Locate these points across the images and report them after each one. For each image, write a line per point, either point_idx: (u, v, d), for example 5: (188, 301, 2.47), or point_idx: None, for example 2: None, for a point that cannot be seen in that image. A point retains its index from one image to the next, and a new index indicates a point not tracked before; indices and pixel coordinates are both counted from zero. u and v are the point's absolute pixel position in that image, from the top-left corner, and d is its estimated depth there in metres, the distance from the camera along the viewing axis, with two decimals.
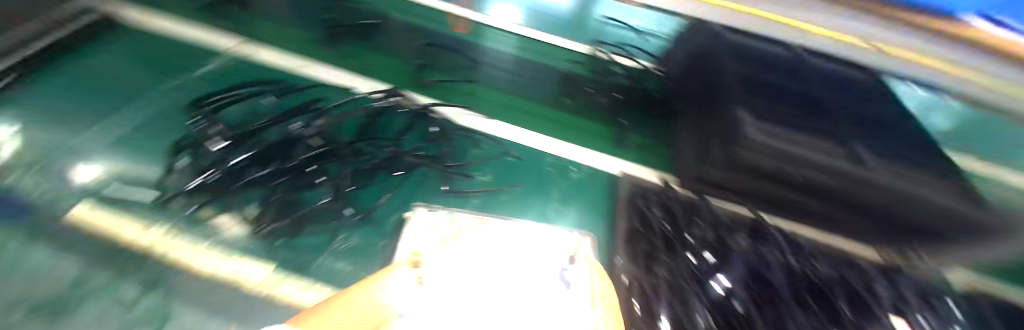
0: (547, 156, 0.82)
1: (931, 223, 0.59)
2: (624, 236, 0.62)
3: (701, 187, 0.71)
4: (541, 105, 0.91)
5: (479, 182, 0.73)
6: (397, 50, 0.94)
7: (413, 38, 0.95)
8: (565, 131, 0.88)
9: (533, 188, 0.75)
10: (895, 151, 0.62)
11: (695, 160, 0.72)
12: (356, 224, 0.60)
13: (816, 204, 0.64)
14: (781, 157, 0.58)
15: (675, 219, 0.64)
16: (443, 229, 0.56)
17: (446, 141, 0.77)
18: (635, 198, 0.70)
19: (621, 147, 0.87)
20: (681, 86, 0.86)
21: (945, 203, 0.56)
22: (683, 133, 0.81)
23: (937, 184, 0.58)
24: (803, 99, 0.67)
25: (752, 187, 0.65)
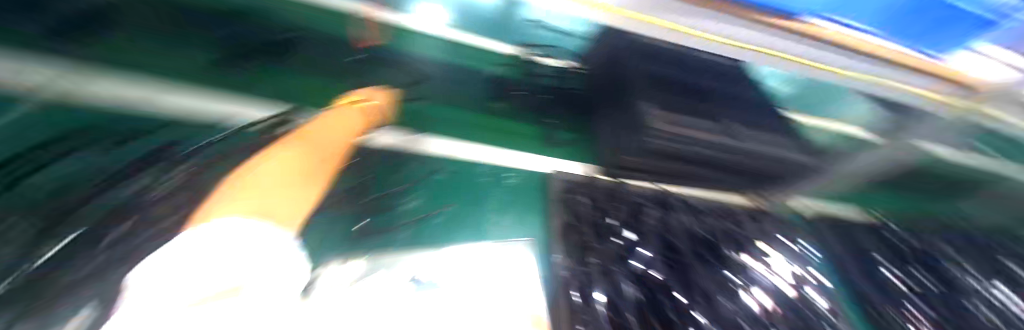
0: (479, 166, 0.82)
1: (781, 173, 0.77)
2: (559, 234, 0.65)
3: (617, 171, 0.79)
4: (468, 109, 0.90)
5: (408, 209, 0.65)
6: (299, 59, 0.80)
7: (318, 51, 0.81)
8: (494, 135, 0.89)
9: (469, 202, 0.73)
10: (755, 121, 0.79)
11: (615, 149, 0.79)
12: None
13: (710, 172, 0.76)
14: (678, 138, 0.69)
15: (600, 206, 0.70)
16: (362, 282, 0.48)
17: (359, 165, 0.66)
18: (562, 193, 0.74)
19: (548, 145, 0.92)
20: (602, 77, 0.93)
21: (789, 159, 0.74)
22: (600, 122, 0.90)
23: (785, 144, 0.77)
24: (688, 86, 0.80)
25: (659, 166, 0.74)
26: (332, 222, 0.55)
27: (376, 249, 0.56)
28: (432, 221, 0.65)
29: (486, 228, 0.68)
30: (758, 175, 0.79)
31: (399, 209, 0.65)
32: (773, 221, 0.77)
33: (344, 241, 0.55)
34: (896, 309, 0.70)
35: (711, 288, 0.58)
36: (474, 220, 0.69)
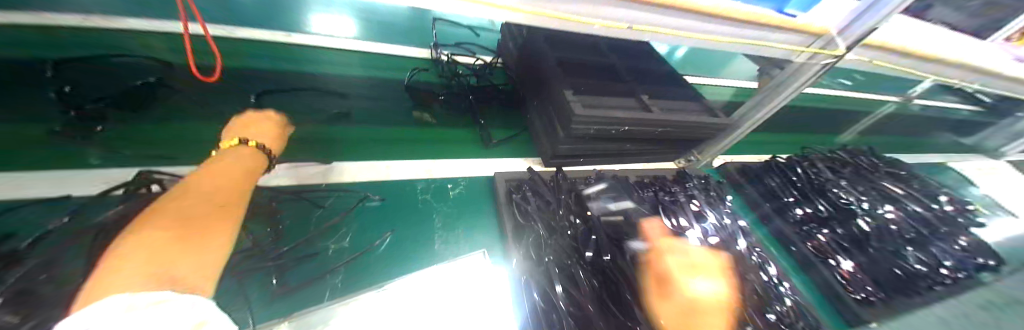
0: (415, 183, 0.75)
1: (699, 135, 0.84)
2: (512, 235, 0.65)
3: (556, 161, 0.81)
4: (393, 126, 0.84)
5: (336, 251, 0.58)
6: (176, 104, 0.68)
7: (212, 89, 0.74)
8: (427, 147, 0.83)
9: (408, 225, 0.66)
10: (670, 92, 0.85)
11: (549, 140, 0.80)
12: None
13: (634, 145, 0.83)
14: (606, 121, 0.70)
15: (547, 201, 0.70)
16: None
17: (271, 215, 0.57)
18: (507, 195, 0.73)
19: (486, 147, 0.89)
20: (522, 72, 0.96)
21: (706, 121, 0.80)
22: (532, 115, 0.91)
23: (697, 108, 0.84)
24: (604, 68, 0.84)
25: (591, 149, 0.78)
26: (256, 283, 0.50)
27: (306, 304, 0.50)
28: (371, 255, 0.59)
29: (434, 245, 0.64)
30: (680, 139, 0.86)
31: (330, 251, 0.58)
32: (699, 182, 0.85)
33: (267, 301, 0.49)
34: (805, 244, 0.88)
35: None
36: (419, 241, 0.64)
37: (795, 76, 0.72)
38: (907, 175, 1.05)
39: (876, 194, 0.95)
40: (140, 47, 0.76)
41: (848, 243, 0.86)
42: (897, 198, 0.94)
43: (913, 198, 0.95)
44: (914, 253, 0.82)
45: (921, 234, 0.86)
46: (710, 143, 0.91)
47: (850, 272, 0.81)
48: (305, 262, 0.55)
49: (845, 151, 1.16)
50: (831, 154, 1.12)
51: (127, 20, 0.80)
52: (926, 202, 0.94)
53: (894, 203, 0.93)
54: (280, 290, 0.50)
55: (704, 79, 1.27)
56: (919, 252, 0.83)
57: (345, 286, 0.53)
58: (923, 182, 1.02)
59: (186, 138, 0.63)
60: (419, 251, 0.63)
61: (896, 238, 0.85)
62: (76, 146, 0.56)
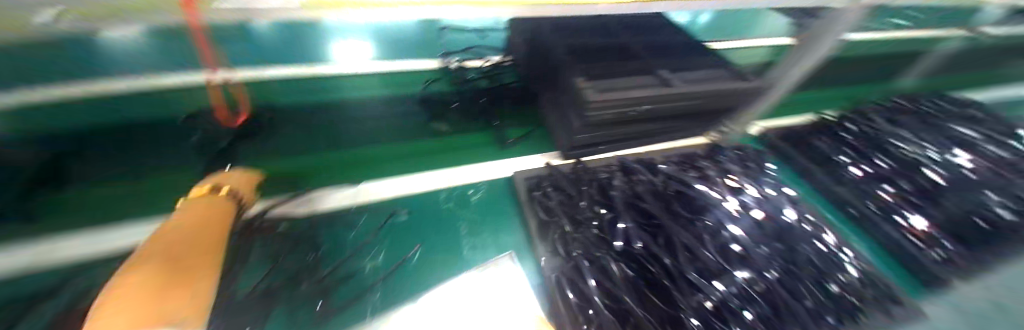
0: (438, 193, 0.74)
1: (731, 103, 0.77)
2: (537, 234, 0.64)
3: (576, 152, 0.79)
4: (410, 140, 0.85)
5: (373, 268, 0.59)
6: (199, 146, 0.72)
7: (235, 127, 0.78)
8: (446, 155, 0.84)
9: (433, 238, 0.66)
10: (692, 59, 0.79)
11: (565, 132, 0.78)
12: None
13: (656, 125, 0.78)
14: (623, 102, 0.66)
15: (568, 194, 0.68)
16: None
17: (304, 242, 0.60)
18: (528, 194, 0.71)
19: (504, 147, 0.88)
20: (534, 66, 0.94)
21: (737, 87, 0.74)
22: (547, 108, 0.88)
23: (726, 74, 0.77)
24: (618, 48, 0.79)
25: (613, 134, 0.75)
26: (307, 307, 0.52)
27: (348, 324, 0.51)
28: (407, 261, 0.61)
29: (462, 252, 0.64)
30: (709, 111, 0.79)
31: (365, 268, 0.59)
32: (733, 153, 0.77)
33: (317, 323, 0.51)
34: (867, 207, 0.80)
35: (694, 235, 0.57)
36: (450, 253, 0.64)
37: (833, 24, 0.65)
38: (983, 113, 0.94)
39: (947, 140, 0.85)
40: (151, 102, 0.78)
41: (920, 198, 0.78)
42: (973, 143, 0.84)
43: (992, 142, 0.86)
44: (1004, 201, 0.74)
45: (1009, 180, 0.77)
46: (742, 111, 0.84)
47: (929, 231, 0.73)
48: (346, 283, 0.56)
49: (907, 97, 1.05)
50: (888, 102, 1.01)
51: (151, 72, 0.81)
52: (1010, 145, 0.84)
53: (971, 150, 0.84)
54: (327, 307, 0.52)
55: (730, 43, 1.17)
56: (1010, 199, 0.75)
57: (389, 293, 0.56)
58: (1002, 121, 0.91)
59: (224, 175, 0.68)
60: (452, 262, 0.62)
61: (978, 186, 0.77)
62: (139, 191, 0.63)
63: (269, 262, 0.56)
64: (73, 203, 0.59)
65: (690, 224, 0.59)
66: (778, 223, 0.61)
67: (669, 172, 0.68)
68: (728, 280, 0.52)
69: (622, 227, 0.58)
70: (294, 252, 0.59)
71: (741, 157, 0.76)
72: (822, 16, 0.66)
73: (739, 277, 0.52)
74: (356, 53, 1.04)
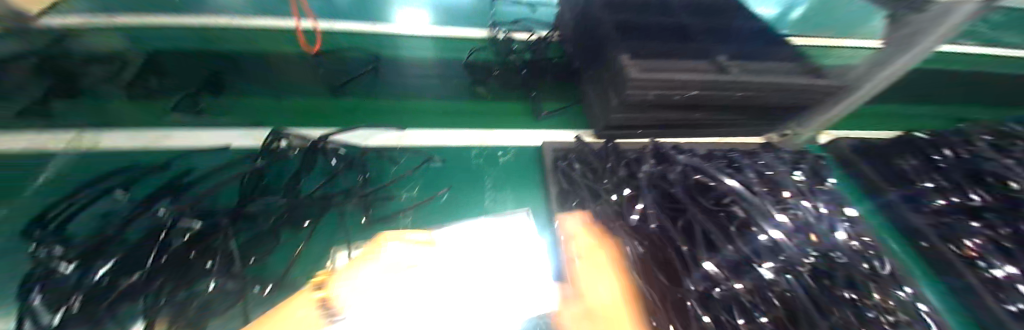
0: (470, 150, 0.78)
1: (792, 102, 0.74)
2: (557, 200, 0.65)
3: (612, 131, 0.76)
4: (452, 101, 0.90)
5: (407, 198, 0.67)
6: (285, 87, 0.87)
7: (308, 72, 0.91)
8: (483, 117, 0.87)
9: (464, 185, 0.71)
10: (753, 52, 0.75)
11: (601, 110, 0.76)
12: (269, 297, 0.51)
13: (705, 114, 0.75)
14: (666, 84, 0.63)
15: (593, 168, 0.67)
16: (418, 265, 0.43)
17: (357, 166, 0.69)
18: (554, 164, 0.72)
19: (538, 119, 0.88)
20: (579, 43, 0.92)
21: (801, 84, 0.70)
22: (586, 86, 0.87)
23: (790, 69, 0.73)
24: (674, 30, 0.76)
25: (652, 118, 0.72)
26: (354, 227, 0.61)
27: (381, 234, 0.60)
28: (439, 196, 0.68)
29: (485, 203, 0.68)
30: (767, 107, 0.76)
31: (401, 198, 0.67)
32: (792, 155, 0.71)
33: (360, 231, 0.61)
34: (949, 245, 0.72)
35: (722, 226, 0.52)
36: (474, 202, 0.68)
37: (932, 23, 0.58)
38: None
39: None
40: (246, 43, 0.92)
41: (1011, 242, 0.66)
42: None
43: None
44: None
45: None
46: (818, 111, 0.82)
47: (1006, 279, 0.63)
48: (384, 203, 0.65)
49: None
50: (1003, 130, 0.85)
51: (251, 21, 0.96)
52: None
53: None
54: (371, 221, 0.61)
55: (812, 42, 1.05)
56: None
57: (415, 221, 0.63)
58: None
59: (301, 113, 0.82)
60: (473, 211, 0.67)
61: None
62: (253, 112, 0.82)
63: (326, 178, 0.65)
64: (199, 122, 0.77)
65: (722, 216, 0.53)
66: (824, 242, 0.53)
67: (695, 163, 0.61)
68: (752, 279, 0.47)
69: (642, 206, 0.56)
70: (347, 172, 0.67)
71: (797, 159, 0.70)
72: (925, 12, 0.59)
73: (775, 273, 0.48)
74: (414, 18, 1.11)
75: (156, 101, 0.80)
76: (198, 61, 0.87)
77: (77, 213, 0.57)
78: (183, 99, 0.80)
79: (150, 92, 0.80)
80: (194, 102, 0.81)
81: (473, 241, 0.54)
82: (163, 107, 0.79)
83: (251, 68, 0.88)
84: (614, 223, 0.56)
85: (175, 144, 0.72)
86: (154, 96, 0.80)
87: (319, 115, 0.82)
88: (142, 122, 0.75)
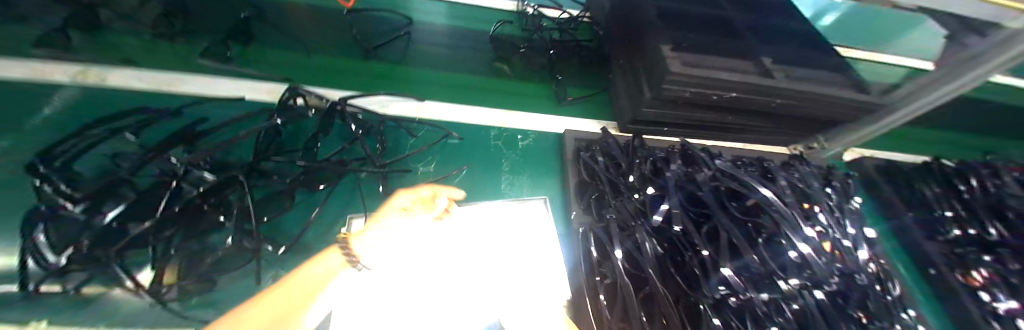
0: (490, 130, 0.76)
1: (827, 114, 0.72)
2: (575, 191, 0.64)
3: (639, 126, 0.74)
4: (475, 76, 0.87)
5: (423, 173, 0.65)
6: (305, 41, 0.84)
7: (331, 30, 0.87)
8: (506, 97, 0.85)
9: (482, 165, 0.69)
10: (795, 59, 0.72)
11: (630, 103, 0.73)
12: (280, 256, 0.51)
13: (736, 118, 0.72)
14: (706, 82, 0.60)
15: (617, 163, 0.65)
16: (419, 241, 0.48)
17: (374, 133, 0.67)
18: (576, 154, 0.69)
19: (562, 103, 0.86)
20: (613, 28, 0.88)
21: (841, 97, 0.68)
22: (616, 75, 0.84)
23: (831, 81, 0.70)
24: (718, 26, 0.73)
25: (683, 116, 0.70)
26: (370, 193, 0.60)
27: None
28: (457, 174, 0.66)
29: (501, 186, 0.66)
30: (800, 117, 0.74)
31: (417, 171, 0.65)
32: (820, 170, 0.68)
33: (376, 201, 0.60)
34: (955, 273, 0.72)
35: (745, 235, 0.51)
36: (490, 183, 0.67)
37: (989, 51, 0.55)
38: None
39: None
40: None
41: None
42: None
43: None
44: None
45: None
46: (855, 126, 0.78)
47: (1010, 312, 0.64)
48: (401, 176, 0.64)
49: None
50: None
51: None
52: None
53: None
54: (387, 192, 0.60)
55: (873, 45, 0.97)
56: None
57: None
58: None
59: (319, 71, 0.79)
60: (488, 192, 0.65)
61: None
62: (278, 67, 0.78)
63: (344, 142, 0.64)
64: (210, 67, 0.74)
65: (746, 226, 0.52)
66: (844, 266, 0.52)
67: (729, 170, 0.58)
68: (771, 294, 0.47)
69: (666, 208, 0.55)
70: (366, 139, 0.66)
71: (825, 173, 0.68)
72: (979, 39, 0.56)
73: (797, 289, 0.47)
74: None
75: (185, 46, 0.77)
76: (220, 7, 0.84)
77: (86, 150, 0.56)
78: (213, 45, 0.77)
79: (180, 36, 0.78)
80: (224, 50, 0.77)
81: (483, 215, 0.55)
82: (192, 52, 0.76)
83: (273, 21, 0.86)
84: (633, 222, 0.55)
85: (187, 88, 0.69)
86: (186, 41, 0.78)
87: (336, 74, 0.79)
88: (151, 63, 0.72)
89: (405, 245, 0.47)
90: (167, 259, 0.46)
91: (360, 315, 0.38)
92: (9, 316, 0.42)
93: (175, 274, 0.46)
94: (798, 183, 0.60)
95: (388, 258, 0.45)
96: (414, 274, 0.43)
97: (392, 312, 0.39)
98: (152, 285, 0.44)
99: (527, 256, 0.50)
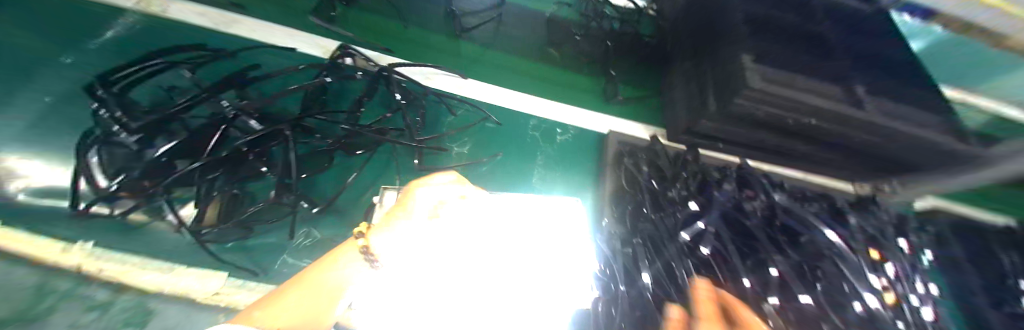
0: (530, 119, 0.72)
1: (914, 158, 0.64)
2: (611, 197, 0.61)
3: (692, 139, 0.69)
4: (526, 61, 0.83)
5: (457, 154, 0.63)
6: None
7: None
8: (553, 87, 0.81)
9: (519, 154, 0.67)
10: (892, 90, 0.63)
11: (687, 112, 0.68)
12: (313, 216, 0.51)
13: (804, 147, 0.66)
14: (785, 103, 0.54)
15: (663, 175, 0.60)
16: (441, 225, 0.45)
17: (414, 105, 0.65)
18: (619, 158, 0.65)
19: (609, 102, 0.81)
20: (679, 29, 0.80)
21: (939, 142, 0.59)
22: (676, 80, 0.77)
23: (931, 121, 0.61)
24: (808, 40, 0.64)
25: (744, 135, 0.64)
26: (405, 165, 0.60)
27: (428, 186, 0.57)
28: (492, 160, 0.64)
29: (534, 180, 0.64)
30: (879, 158, 0.66)
31: (452, 152, 0.64)
32: (892, 218, 0.61)
33: (409, 173, 0.59)
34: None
35: (794, 270, 0.46)
36: (524, 174, 0.64)
37: None
38: None
39: None
40: None
41: None
42: None
43: None
44: None
45: None
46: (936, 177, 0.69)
47: None
48: (436, 154, 0.62)
49: None
50: None
51: None
52: None
53: None
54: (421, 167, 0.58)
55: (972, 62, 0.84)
56: None
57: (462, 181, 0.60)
58: None
59: (368, 32, 0.77)
60: (521, 183, 0.63)
61: None
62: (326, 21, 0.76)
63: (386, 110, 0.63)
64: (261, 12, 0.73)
65: (795, 264, 0.47)
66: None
67: (786, 203, 0.53)
68: None
69: (701, 226, 0.50)
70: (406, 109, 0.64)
71: (897, 221, 0.61)
72: None
73: None
74: None
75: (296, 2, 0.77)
76: None
77: (148, 80, 0.57)
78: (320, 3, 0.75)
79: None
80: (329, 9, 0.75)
81: (511, 205, 0.51)
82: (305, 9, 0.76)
83: None
84: (670, 241, 0.50)
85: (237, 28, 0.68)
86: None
87: (391, 38, 0.78)
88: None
89: (427, 227, 0.45)
90: (209, 198, 0.47)
91: (375, 297, 0.36)
92: (53, 230, 0.43)
93: (217, 211, 0.48)
94: (869, 229, 0.54)
95: (410, 241, 0.44)
96: (434, 259, 0.41)
97: (407, 296, 0.36)
98: (192, 225, 0.45)
99: (553, 254, 0.45)
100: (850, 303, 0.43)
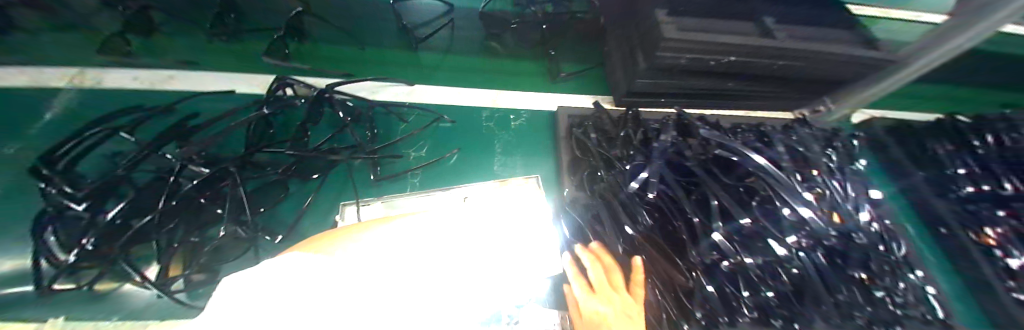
0: (481, 111, 0.75)
1: (837, 75, 0.69)
2: (567, 167, 0.64)
3: (636, 99, 0.73)
4: (470, 58, 0.85)
5: (414, 158, 0.65)
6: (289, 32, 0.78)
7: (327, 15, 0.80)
8: (500, 78, 0.83)
9: (475, 147, 0.69)
10: (803, 17, 0.67)
11: (624, 74, 0.71)
12: (279, 245, 0.52)
13: (736, 84, 0.70)
14: (703, 47, 0.58)
15: (610, 137, 0.63)
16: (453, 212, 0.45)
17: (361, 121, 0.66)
18: (568, 130, 0.68)
19: (556, 80, 0.84)
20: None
21: (850, 56, 0.64)
22: (612, 46, 0.80)
23: (840, 38, 0.66)
24: None
25: (680, 85, 0.68)
26: (363, 180, 0.61)
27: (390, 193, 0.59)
28: (449, 157, 0.66)
29: (494, 167, 0.66)
30: (806, 80, 0.71)
31: (409, 157, 0.66)
32: (821, 132, 0.65)
33: (369, 186, 0.61)
34: (967, 230, 0.69)
35: (735, 198, 0.51)
36: (482, 165, 0.66)
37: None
38: None
39: None
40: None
41: None
42: None
43: None
44: None
45: None
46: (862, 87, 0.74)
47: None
48: (392, 162, 0.64)
49: None
50: None
51: None
52: None
53: None
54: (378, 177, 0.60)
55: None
56: None
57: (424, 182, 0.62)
58: None
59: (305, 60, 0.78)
60: (480, 173, 0.65)
61: None
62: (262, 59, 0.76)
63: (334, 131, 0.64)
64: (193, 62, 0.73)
65: (740, 191, 0.51)
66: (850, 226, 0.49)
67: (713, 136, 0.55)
68: (762, 257, 0.47)
69: (644, 177, 0.53)
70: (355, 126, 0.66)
71: (829, 135, 0.65)
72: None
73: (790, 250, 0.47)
74: None
75: (250, 47, 0.76)
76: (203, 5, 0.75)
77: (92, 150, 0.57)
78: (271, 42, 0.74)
79: (239, 37, 0.76)
80: (283, 47, 0.75)
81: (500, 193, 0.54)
82: (258, 53, 0.76)
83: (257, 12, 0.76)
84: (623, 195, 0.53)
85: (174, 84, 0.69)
86: (245, 41, 0.76)
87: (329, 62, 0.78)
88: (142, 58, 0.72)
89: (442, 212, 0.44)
90: (168, 251, 0.48)
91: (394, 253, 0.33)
92: (27, 312, 0.45)
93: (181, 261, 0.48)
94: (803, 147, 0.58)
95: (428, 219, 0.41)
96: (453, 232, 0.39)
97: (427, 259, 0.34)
98: (157, 278, 0.46)
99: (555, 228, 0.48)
100: (784, 214, 0.48)
